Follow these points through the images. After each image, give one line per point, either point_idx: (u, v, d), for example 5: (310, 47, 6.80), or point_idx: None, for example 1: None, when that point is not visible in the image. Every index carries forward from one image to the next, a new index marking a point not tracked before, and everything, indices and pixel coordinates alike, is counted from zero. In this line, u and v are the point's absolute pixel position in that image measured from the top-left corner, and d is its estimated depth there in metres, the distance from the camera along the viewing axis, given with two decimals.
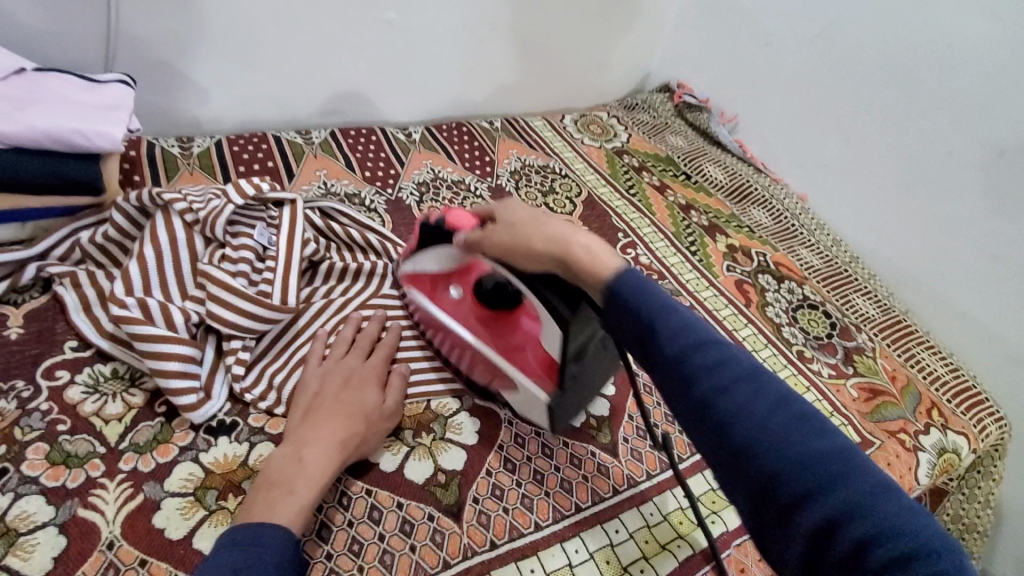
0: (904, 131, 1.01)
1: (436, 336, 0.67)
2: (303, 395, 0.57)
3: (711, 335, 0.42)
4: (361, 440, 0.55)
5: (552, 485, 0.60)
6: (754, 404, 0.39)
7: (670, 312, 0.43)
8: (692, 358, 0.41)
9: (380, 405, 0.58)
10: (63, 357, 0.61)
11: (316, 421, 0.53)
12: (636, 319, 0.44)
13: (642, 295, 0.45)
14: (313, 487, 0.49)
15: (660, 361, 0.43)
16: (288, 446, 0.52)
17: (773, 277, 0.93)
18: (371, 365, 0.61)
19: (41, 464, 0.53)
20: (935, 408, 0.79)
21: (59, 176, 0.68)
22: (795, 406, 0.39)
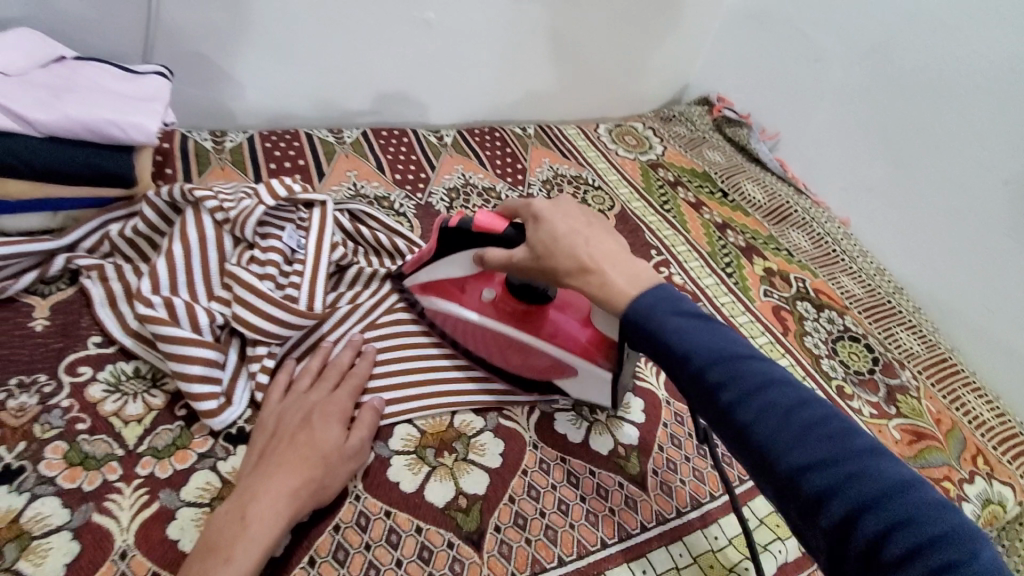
0: (959, 158, 0.96)
1: (471, 339, 0.66)
2: (261, 432, 0.54)
3: (730, 348, 0.45)
4: (320, 485, 0.50)
5: (577, 517, 0.57)
6: (775, 412, 0.41)
7: (687, 329, 0.46)
8: (710, 374, 0.44)
9: (342, 444, 0.53)
10: (86, 353, 0.60)
11: (269, 467, 0.49)
12: (656, 339, 0.47)
13: (666, 315, 0.47)
14: (253, 549, 0.45)
15: (685, 378, 0.46)
16: (235, 497, 0.48)
17: (812, 304, 0.90)
18: (338, 400, 0.56)
19: (59, 464, 0.52)
20: (981, 455, 0.74)
21: (92, 166, 0.67)
22: (814, 407, 0.41)
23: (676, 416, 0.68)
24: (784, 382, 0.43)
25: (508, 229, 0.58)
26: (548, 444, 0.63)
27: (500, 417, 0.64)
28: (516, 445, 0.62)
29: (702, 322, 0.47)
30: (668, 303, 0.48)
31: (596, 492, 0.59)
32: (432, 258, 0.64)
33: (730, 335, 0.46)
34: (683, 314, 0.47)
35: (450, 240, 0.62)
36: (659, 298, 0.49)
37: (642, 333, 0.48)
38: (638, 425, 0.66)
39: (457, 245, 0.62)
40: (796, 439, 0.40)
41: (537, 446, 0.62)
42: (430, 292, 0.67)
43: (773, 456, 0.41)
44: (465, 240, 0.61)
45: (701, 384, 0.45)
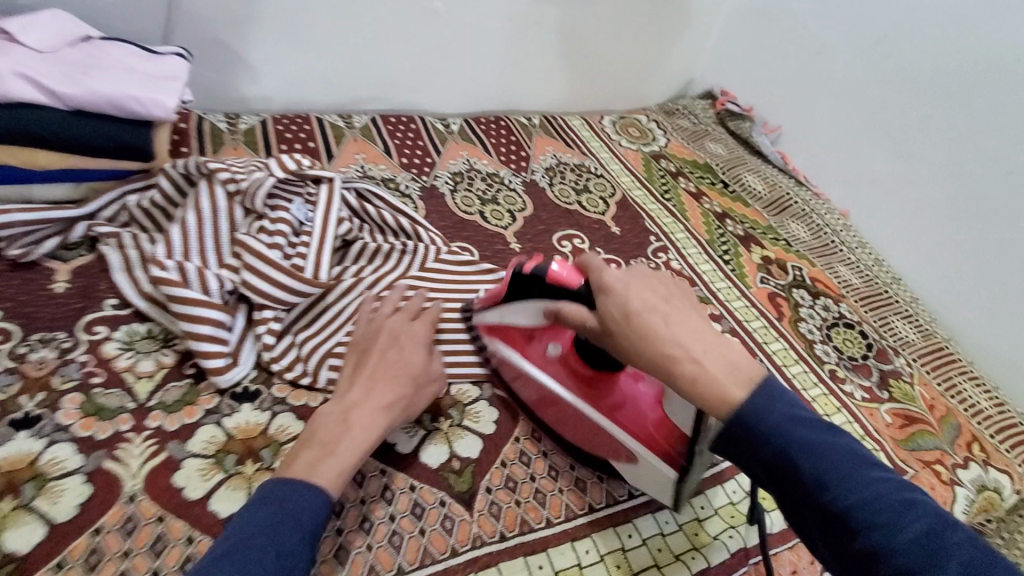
0: (961, 151, 0.96)
1: (534, 396, 0.63)
2: (353, 351, 0.59)
3: (868, 477, 0.43)
4: (407, 403, 0.56)
5: (566, 483, 0.59)
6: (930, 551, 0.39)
7: (821, 449, 0.44)
8: (853, 506, 0.42)
9: (425, 368, 0.58)
10: (103, 313, 0.63)
11: (366, 384, 0.55)
12: (778, 454, 0.44)
13: (795, 430, 0.45)
14: (356, 450, 0.51)
15: (817, 507, 0.43)
16: (336, 404, 0.54)
17: (808, 292, 0.91)
18: (419, 331, 0.61)
19: (75, 413, 0.55)
20: (976, 442, 0.75)
21: (115, 140, 0.70)
22: (968, 547, 0.40)
23: None
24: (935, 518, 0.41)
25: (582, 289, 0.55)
26: None
27: (496, 388, 0.66)
28: (510, 413, 0.64)
29: (836, 443, 0.45)
30: (776, 397, 0.47)
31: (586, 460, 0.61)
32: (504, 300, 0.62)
33: (864, 458, 0.45)
34: (810, 429, 0.45)
35: (523, 287, 0.59)
36: (785, 410, 0.46)
37: (771, 454, 0.45)
38: None
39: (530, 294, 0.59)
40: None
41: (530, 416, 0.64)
42: (498, 337, 0.65)
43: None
44: (539, 292, 0.58)
45: (840, 517, 0.42)
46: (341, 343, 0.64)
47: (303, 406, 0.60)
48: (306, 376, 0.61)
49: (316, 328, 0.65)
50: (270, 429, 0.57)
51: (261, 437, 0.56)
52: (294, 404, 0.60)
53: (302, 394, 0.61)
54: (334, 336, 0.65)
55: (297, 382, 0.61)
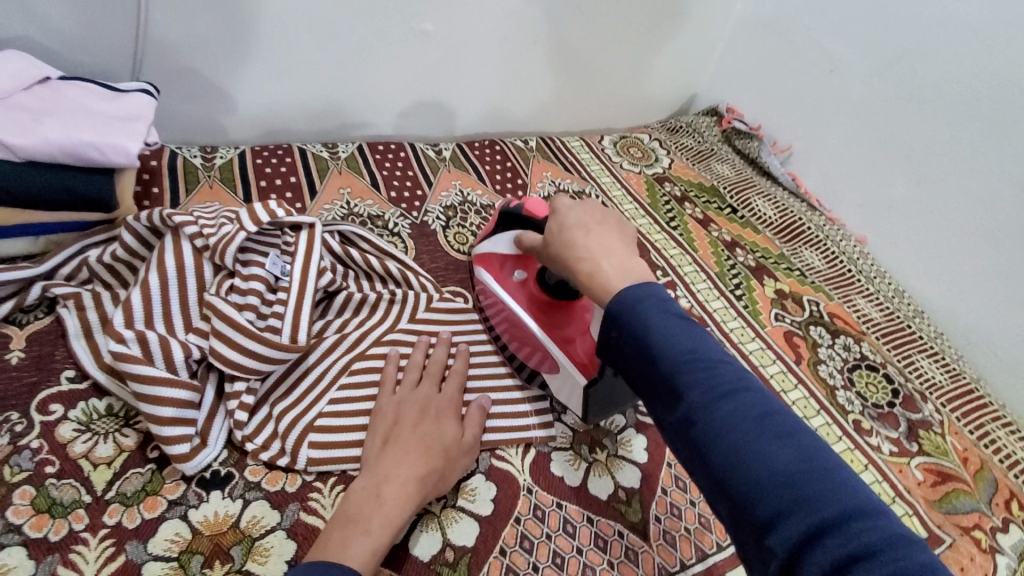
0: (989, 175, 0.90)
1: (494, 314, 0.68)
2: (381, 418, 0.57)
3: (703, 351, 0.43)
4: (441, 476, 0.53)
5: (573, 572, 0.53)
6: (736, 412, 0.39)
7: (663, 324, 0.44)
8: (678, 372, 0.42)
9: (459, 440, 0.56)
10: (58, 388, 0.57)
11: (398, 453, 0.53)
12: (637, 350, 0.44)
13: (647, 309, 0.45)
14: (388, 526, 0.48)
15: (650, 375, 0.44)
16: (370, 476, 0.51)
17: (826, 329, 0.85)
18: (448, 396, 0.60)
19: (26, 511, 0.49)
20: (1014, 499, 0.69)
21: (71, 191, 0.64)
22: (782, 418, 0.39)
23: None
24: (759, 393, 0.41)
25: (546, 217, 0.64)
26: (544, 488, 0.59)
27: (493, 457, 0.60)
28: (509, 488, 0.58)
29: (684, 323, 0.44)
30: (654, 301, 0.45)
31: (595, 543, 0.55)
32: (489, 233, 0.72)
33: (711, 343, 0.44)
34: (663, 309, 0.45)
35: (506, 220, 0.70)
36: (643, 293, 0.46)
37: (620, 331, 0.45)
38: (641, 466, 0.62)
39: (510, 226, 0.69)
40: (758, 448, 0.38)
41: (532, 490, 0.58)
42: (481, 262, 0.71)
43: (728, 471, 0.38)
44: (515, 221, 0.68)
45: (665, 382, 0.42)
46: (323, 415, 0.59)
47: (280, 491, 0.54)
48: (283, 456, 0.56)
49: (296, 397, 0.60)
50: (244, 521, 0.52)
51: (233, 532, 0.51)
52: (268, 490, 0.54)
53: (279, 477, 0.55)
54: (313, 407, 0.59)
55: (274, 463, 0.55)
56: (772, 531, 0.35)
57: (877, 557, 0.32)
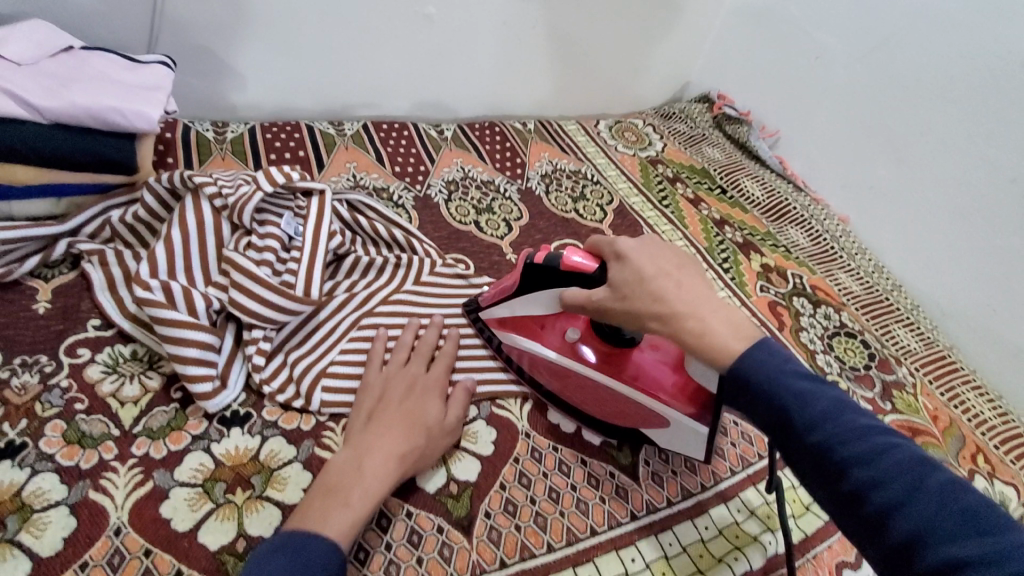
0: (962, 156, 0.95)
1: (560, 382, 0.64)
2: (369, 394, 0.58)
3: (861, 420, 0.43)
4: (422, 453, 0.54)
5: (567, 505, 0.57)
6: (907, 482, 0.39)
7: (806, 390, 0.45)
8: (826, 436, 0.43)
9: (442, 419, 0.57)
10: (85, 335, 0.60)
11: (381, 428, 0.54)
12: (782, 419, 0.45)
13: (782, 374, 0.46)
14: (367, 499, 0.49)
15: (798, 441, 0.44)
16: (353, 449, 0.52)
17: (809, 300, 0.90)
18: (435, 375, 0.61)
19: (58, 442, 0.52)
20: (980, 453, 0.74)
21: (95, 154, 0.67)
22: (972, 497, 0.38)
23: None
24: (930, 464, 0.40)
25: (598, 273, 0.57)
26: (541, 433, 0.63)
27: (493, 406, 0.64)
28: (508, 432, 0.62)
29: (828, 390, 0.45)
30: (790, 370, 0.47)
31: (588, 481, 0.60)
32: (517, 290, 0.64)
33: (859, 411, 0.44)
34: (800, 375, 0.46)
35: (540, 275, 0.61)
36: (773, 356, 0.48)
37: (755, 398, 0.47)
38: None
39: (547, 282, 0.61)
40: (941, 524, 0.37)
41: (530, 435, 0.63)
42: (512, 329, 0.66)
43: (913, 543, 0.37)
44: (556, 279, 0.60)
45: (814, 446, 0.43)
46: (335, 363, 0.63)
47: (295, 429, 0.58)
48: (298, 398, 0.60)
49: (308, 348, 0.64)
50: (262, 454, 0.56)
51: (252, 464, 0.55)
52: (285, 428, 0.58)
53: (294, 417, 0.59)
54: (325, 356, 0.63)
55: (289, 405, 0.59)
56: None
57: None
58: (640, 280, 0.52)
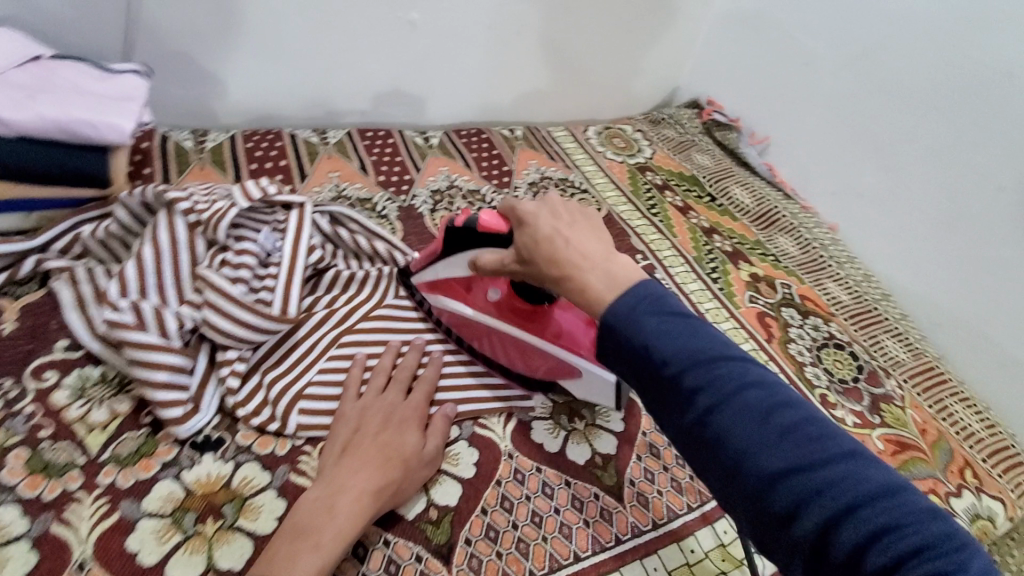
0: (950, 165, 0.94)
1: (484, 342, 0.66)
2: (344, 424, 0.56)
3: (708, 345, 0.41)
4: (398, 487, 0.52)
5: (550, 529, 0.56)
6: (763, 425, 0.38)
7: (667, 331, 0.42)
8: (686, 380, 0.41)
9: (420, 449, 0.55)
10: (53, 357, 0.58)
11: (354, 463, 0.52)
12: (633, 352, 0.43)
13: (644, 316, 0.43)
14: (339, 540, 0.47)
15: (660, 387, 0.42)
16: (325, 486, 0.50)
17: (798, 311, 0.89)
18: (413, 404, 0.59)
19: (20, 471, 0.51)
20: (968, 468, 0.73)
21: (67, 168, 0.65)
22: (825, 432, 0.38)
23: (656, 423, 0.67)
24: (788, 402, 0.39)
25: (506, 233, 0.58)
26: (524, 454, 0.62)
27: (476, 425, 0.63)
28: (490, 453, 0.61)
29: (691, 327, 0.42)
30: (650, 299, 0.44)
31: (571, 503, 0.58)
32: (439, 254, 0.66)
33: (707, 329, 0.43)
34: (660, 314, 0.43)
35: (457, 238, 0.63)
36: (640, 295, 0.44)
37: (619, 345, 0.44)
38: (617, 433, 0.65)
39: (465, 245, 0.63)
40: (769, 441, 0.38)
41: (513, 455, 0.61)
42: (438, 291, 0.68)
43: (745, 462, 0.38)
44: (470, 241, 0.62)
45: (677, 393, 0.41)
46: (313, 383, 0.61)
47: (270, 454, 0.56)
48: (273, 421, 0.58)
49: (284, 367, 0.62)
50: (235, 481, 0.54)
51: (224, 492, 0.53)
52: (259, 453, 0.56)
53: (269, 441, 0.57)
54: (303, 376, 0.62)
55: (264, 428, 0.58)
56: (794, 523, 0.36)
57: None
58: (535, 242, 0.50)
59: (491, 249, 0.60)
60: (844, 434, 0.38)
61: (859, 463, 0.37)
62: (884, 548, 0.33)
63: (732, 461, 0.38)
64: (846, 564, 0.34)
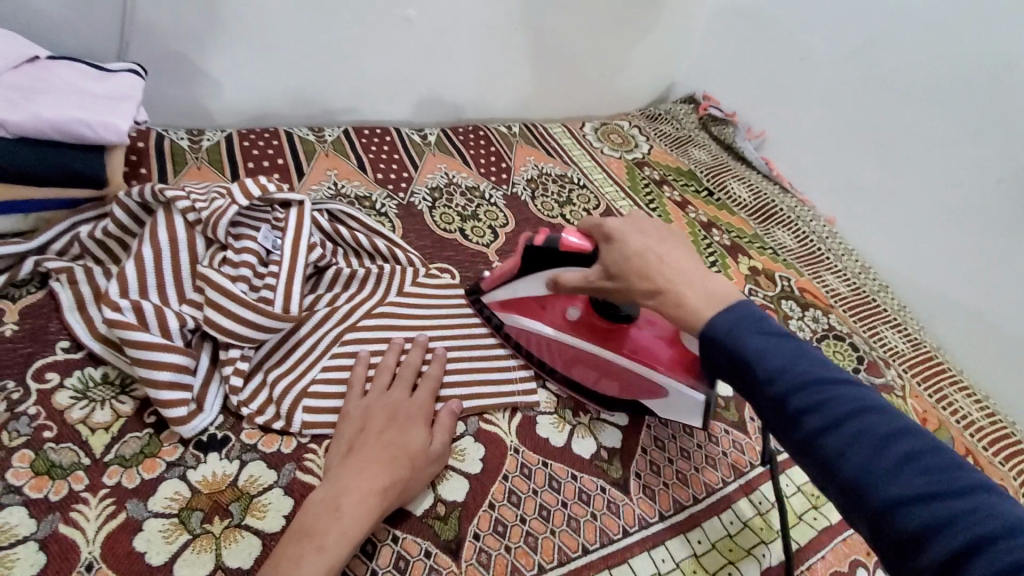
0: (946, 157, 0.95)
1: (562, 360, 0.67)
2: (349, 423, 0.56)
3: (815, 369, 0.45)
4: (405, 485, 0.52)
5: (558, 523, 0.56)
6: (880, 449, 0.40)
7: (780, 358, 0.46)
8: (798, 404, 0.44)
9: (426, 446, 0.55)
10: (54, 358, 0.58)
11: (360, 462, 0.51)
12: (743, 369, 0.47)
13: (754, 343, 0.47)
14: (345, 541, 0.46)
15: (772, 409, 0.46)
16: (330, 486, 0.50)
17: (798, 303, 0.89)
18: (418, 401, 0.59)
19: (25, 473, 0.50)
20: (970, 456, 0.74)
21: (59, 167, 0.64)
22: (947, 462, 0.40)
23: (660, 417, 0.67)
24: (903, 428, 0.41)
25: (592, 251, 0.60)
26: (530, 448, 0.62)
27: (481, 421, 0.63)
28: (497, 448, 0.61)
29: (803, 357, 0.46)
30: (755, 327, 0.48)
31: (578, 497, 0.58)
32: (514, 275, 0.66)
33: (815, 356, 0.47)
34: (768, 338, 0.47)
35: (535, 259, 0.63)
36: (746, 320, 0.49)
37: (732, 367, 0.48)
38: (621, 427, 0.65)
39: (543, 264, 0.63)
40: (883, 462, 0.40)
41: (519, 450, 0.61)
42: (513, 310, 0.69)
43: (858, 479, 0.40)
44: (549, 261, 0.62)
45: (784, 410, 0.45)
46: (316, 381, 0.61)
47: (276, 452, 0.56)
48: (278, 419, 0.58)
49: (288, 366, 0.62)
50: (241, 480, 0.54)
51: (230, 490, 0.53)
52: (264, 452, 0.56)
53: (273, 440, 0.57)
54: (306, 374, 0.61)
55: (269, 426, 0.57)
56: (913, 541, 0.38)
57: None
58: (626, 259, 0.55)
59: (572, 267, 0.61)
60: (968, 466, 0.39)
61: (983, 494, 0.38)
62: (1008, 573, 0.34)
63: (845, 478, 0.41)
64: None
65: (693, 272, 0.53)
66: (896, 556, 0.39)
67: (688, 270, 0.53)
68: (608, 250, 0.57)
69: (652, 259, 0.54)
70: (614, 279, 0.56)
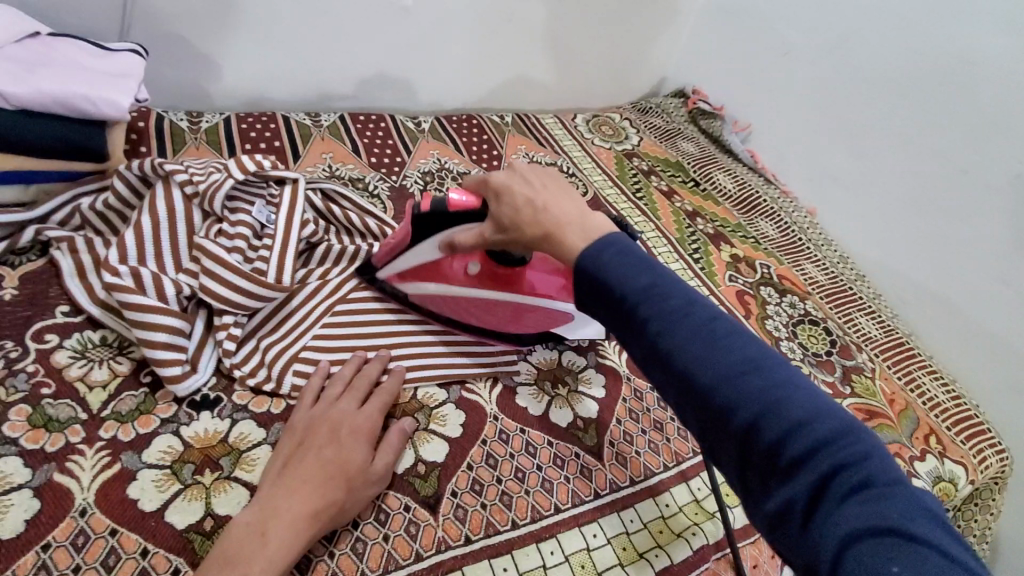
0: (919, 152, 0.98)
1: (469, 312, 0.68)
2: (290, 437, 0.54)
3: (657, 278, 0.44)
4: (340, 508, 0.50)
5: (533, 484, 0.59)
6: (700, 339, 0.40)
7: (620, 264, 0.45)
8: (636, 306, 0.43)
9: (366, 466, 0.53)
10: (53, 321, 0.60)
11: (295, 483, 0.49)
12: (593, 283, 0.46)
13: (605, 255, 0.46)
14: (270, 570, 0.44)
15: (613, 313, 0.45)
16: (259, 510, 0.48)
17: (775, 289, 0.92)
18: (366, 415, 0.56)
19: (22, 426, 0.52)
20: (933, 435, 0.77)
21: (65, 141, 0.67)
22: (755, 346, 0.40)
23: (636, 391, 0.71)
24: (723, 321, 0.41)
25: (479, 207, 0.58)
26: (509, 416, 0.64)
27: (463, 389, 0.66)
28: (476, 417, 0.63)
29: (641, 260, 0.45)
30: (609, 245, 0.47)
31: (553, 461, 0.61)
32: (408, 244, 0.64)
33: (658, 265, 0.45)
34: (619, 253, 0.46)
35: (425, 223, 0.61)
36: (603, 241, 0.47)
37: (583, 277, 0.47)
38: (598, 398, 0.68)
39: (433, 230, 0.62)
40: (707, 355, 0.40)
41: (498, 418, 0.64)
42: (410, 278, 0.68)
43: (689, 373, 0.40)
44: (440, 223, 0.61)
45: (629, 317, 0.43)
46: (306, 349, 0.64)
47: (265, 412, 0.59)
48: (270, 381, 0.61)
49: (281, 333, 0.65)
50: (231, 437, 0.57)
51: (221, 446, 0.56)
52: (255, 411, 0.59)
53: (264, 401, 0.60)
54: (298, 341, 0.64)
55: (259, 389, 0.60)
56: (731, 424, 0.38)
57: (842, 469, 0.34)
58: (515, 207, 0.53)
59: (463, 227, 0.60)
60: (769, 347, 0.40)
61: (780, 373, 0.39)
62: (802, 446, 0.35)
63: (676, 372, 0.40)
64: (766, 455, 0.36)
65: (580, 212, 0.51)
66: (712, 438, 0.39)
67: (574, 211, 0.51)
68: (498, 205, 0.55)
69: (540, 205, 0.52)
70: (507, 232, 0.55)
